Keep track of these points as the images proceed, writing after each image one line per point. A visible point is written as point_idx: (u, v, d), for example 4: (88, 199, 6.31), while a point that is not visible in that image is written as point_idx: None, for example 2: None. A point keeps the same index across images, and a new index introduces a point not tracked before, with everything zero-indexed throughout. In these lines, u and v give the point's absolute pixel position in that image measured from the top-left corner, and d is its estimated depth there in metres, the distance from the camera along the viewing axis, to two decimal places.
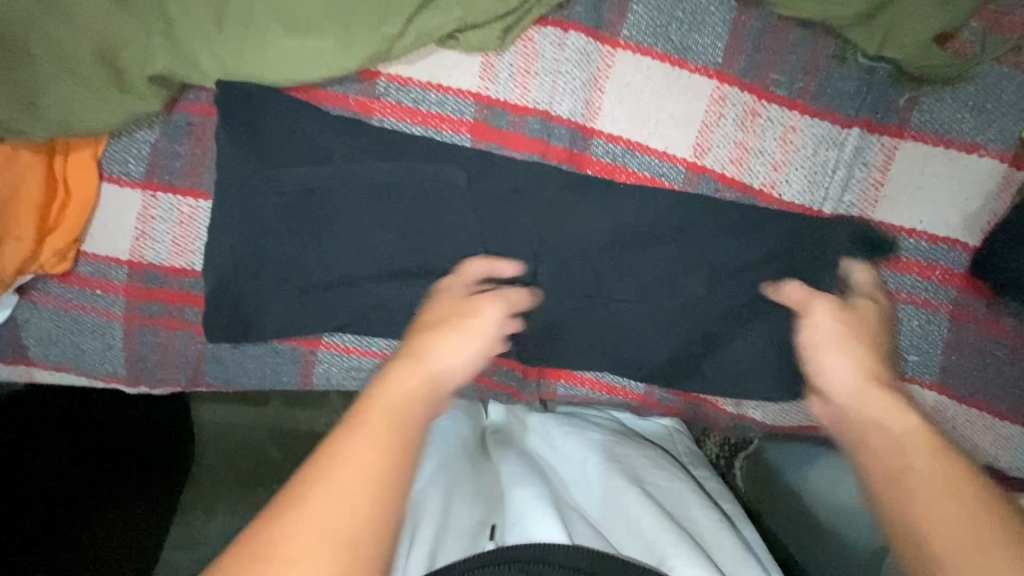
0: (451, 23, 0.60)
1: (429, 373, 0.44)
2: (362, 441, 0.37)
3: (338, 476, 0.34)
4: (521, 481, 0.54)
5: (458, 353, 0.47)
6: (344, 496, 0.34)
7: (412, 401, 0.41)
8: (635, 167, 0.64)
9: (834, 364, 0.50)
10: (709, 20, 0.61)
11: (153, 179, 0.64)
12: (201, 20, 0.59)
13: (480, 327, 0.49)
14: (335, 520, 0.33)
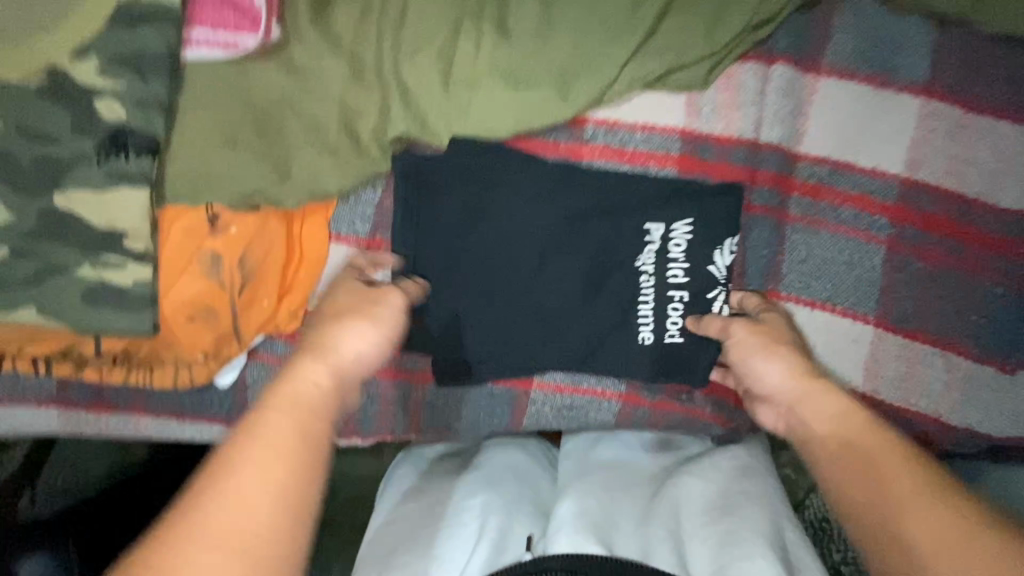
0: (667, 64, 0.64)
1: (338, 359, 0.50)
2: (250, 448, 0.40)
3: (265, 498, 0.38)
4: (563, 498, 0.56)
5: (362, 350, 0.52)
6: (226, 514, 0.36)
7: (320, 412, 0.45)
8: (844, 187, 0.66)
9: (765, 368, 0.57)
10: (910, 42, 0.64)
11: (376, 236, 0.67)
12: (432, 84, 0.63)
13: (387, 316, 0.55)
14: (230, 527, 0.36)
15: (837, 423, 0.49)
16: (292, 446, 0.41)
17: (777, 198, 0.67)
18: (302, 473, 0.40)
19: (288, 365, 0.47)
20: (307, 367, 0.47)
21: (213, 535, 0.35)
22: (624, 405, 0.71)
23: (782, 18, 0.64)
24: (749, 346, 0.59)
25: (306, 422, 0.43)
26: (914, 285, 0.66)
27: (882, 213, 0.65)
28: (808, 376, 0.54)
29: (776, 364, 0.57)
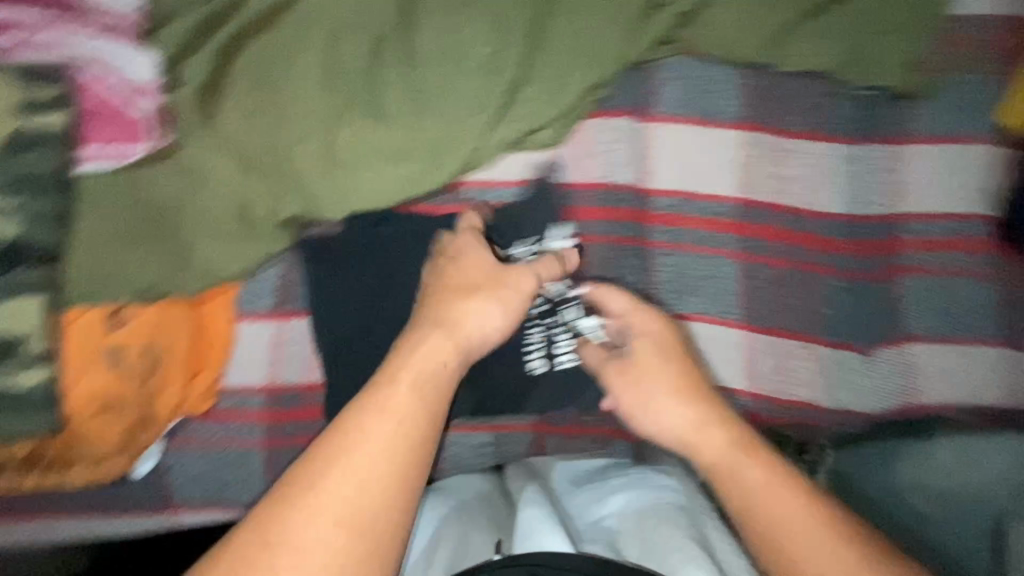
0: (522, 128, 0.73)
1: (507, 300, 0.66)
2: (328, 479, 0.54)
3: (371, 470, 0.55)
4: (531, 504, 0.63)
5: (493, 329, 0.65)
6: (340, 481, 0.54)
7: (433, 380, 0.61)
8: (694, 213, 0.75)
9: (669, 408, 0.65)
10: (724, 86, 0.74)
11: (281, 309, 0.72)
12: (316, 167, 0.70)
13: (512, 299, 0.66)
14: (339, 499, 0.53)
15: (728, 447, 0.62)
16: (387, 454, 0.56)
17: (639, 229, 0.76)
18: (404, 451, 0.56)
19: (410, 347, 0.62)
20: (427, 345, 0.62)
21: (333, 493, 0.53)
22: (537, 434, 0.76)
23: (614, 80, 0.75)
24: (641, 393, 0.67)
25: (423, 398, 0.59)
26: (768, 289, 0.75)
27: (730, 229, 0.75)
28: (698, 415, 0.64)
29: (681, 410, 0.65)
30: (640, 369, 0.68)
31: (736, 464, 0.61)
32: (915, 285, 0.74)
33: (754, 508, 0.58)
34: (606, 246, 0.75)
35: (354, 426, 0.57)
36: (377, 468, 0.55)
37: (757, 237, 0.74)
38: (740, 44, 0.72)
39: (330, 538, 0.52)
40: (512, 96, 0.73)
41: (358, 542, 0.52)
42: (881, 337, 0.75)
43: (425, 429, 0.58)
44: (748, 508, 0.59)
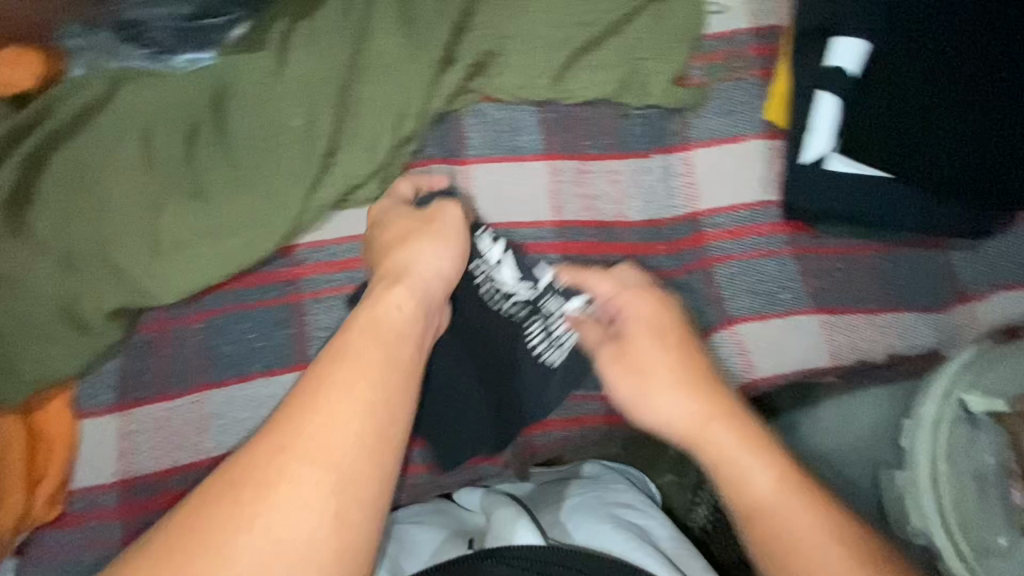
0: (342, 188, 0.78)
1: (434, 249, 0.69)
2: (334, 399, 0.55)
3: (352, 413, 0.54)
4: (501, 504, 0.73)
5: (428, 277, 0.67)
6: (330, 428, 0.53)
7: (413, 319, 0.64)
8: (519, 240, 0.81)
9: (655, 384, 0.68)
10: (524, 125, 0.82)
11: (123, 400, 0.72)
12: (140, 254, 0.73)
13: (448, 233, 0.70)
14: (334, 446, 0.53)
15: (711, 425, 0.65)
16: (384, 368, 0.58)
17: None
18: (395, 389, 0.58)
19: (377, 295, 0.64)
20: (394, 297, 0.64)
21: (338, 436, 0.53)
22: (407, 472, 0.81)
23: (424, 133, 0.81)
24: (642, 376, 0.69)
25: (385, 347, 0.59)
26: None
27: (553, 250, 0.81)
28: (689, 387, 0.67)
29: (673, 400, 0.66)
30: (640, 366, 0.69)
31: (717, 436, 0.64)
32: (728, 272, 0.81)
33: (738, 483, 0.63)
34: None
35: (314, 382, 0.56)
36: (357, 411, 0.55)
37: (577, 253, 0.80)
38: (526, 87, 0.80)
39: (312, 480, 0.51)
40: (327, 161, 0.79)
41: (355, 481, 0.52)
42: (712, 324, 0.81)
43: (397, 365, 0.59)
44: (765, 518, 0.61)
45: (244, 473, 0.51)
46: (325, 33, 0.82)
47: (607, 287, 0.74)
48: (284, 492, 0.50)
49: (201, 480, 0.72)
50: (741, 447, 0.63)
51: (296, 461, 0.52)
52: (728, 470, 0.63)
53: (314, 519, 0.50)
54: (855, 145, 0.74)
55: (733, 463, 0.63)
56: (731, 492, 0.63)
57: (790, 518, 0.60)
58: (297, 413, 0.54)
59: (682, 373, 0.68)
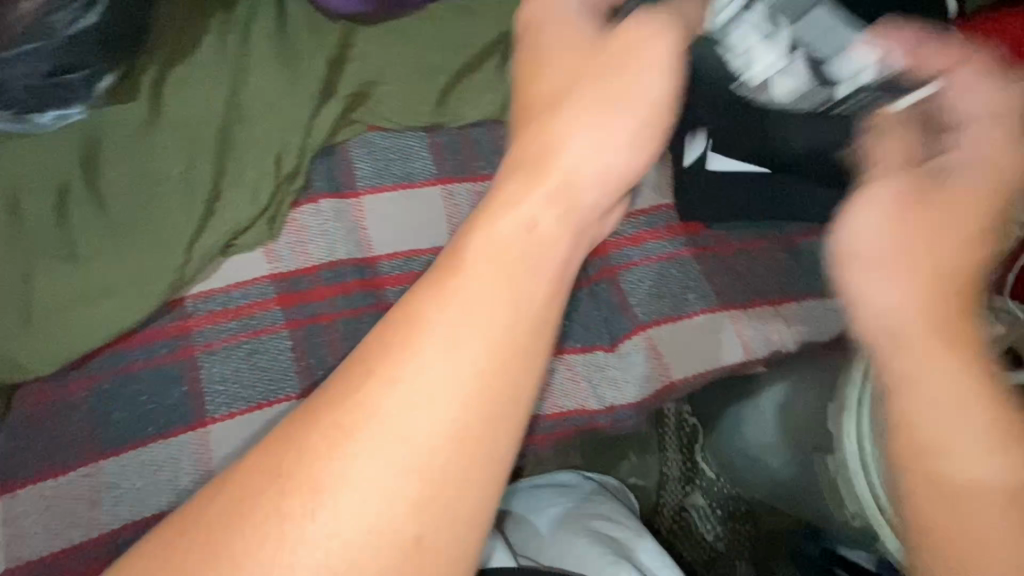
0: (227, 234, 0.75)
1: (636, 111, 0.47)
2: (428, 344, 0.36)
3: (469, 370, 0.36)
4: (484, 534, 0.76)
5: (606, 157, 0.46)
6: (430, 383, 0.36)
7: (532, 230, 0.41)
8: (419, 267, 0.79)
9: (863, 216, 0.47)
10: (414, 150, 0.81)
11: (7, 481, 0.69)
12: (12, 326, 0.70)
13: (635, 96, 0.48)
14: (412, 418, 0.35)
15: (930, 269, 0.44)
16: (483, 308, 0.38)
17: (374, 294, 0.78)
18: (495, 360, 0.37)
19: (487, 201, 0.43)
20: (513, 192, 0.43)
21: (415, 395, 0.35)
22: None
23: (310, 168, 0.80)
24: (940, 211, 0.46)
25: (506, 278, 0.39)
26: None
27: None
28: (932, 279, 0.43)
29: (912, 253, 0.44)
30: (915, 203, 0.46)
31: (946, 303, 0.43)
32: (632, 278, 0.81)
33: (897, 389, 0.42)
34: (343, 319, 0.77)
35: (450, 270, 0.39)
36: (450, 380, 0.36)
37: None
38: (407, 113, 0.80)
39: (386, 483, 0.34)
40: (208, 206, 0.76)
41: (420, 505, 0.34)
42: (622, 331, 0.81)
43: (523, 298, 0.39)
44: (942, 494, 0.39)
45: (279, 457, 0.36)
46: (202, 76, 0.81)
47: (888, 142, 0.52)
48: (318, 509, 0.34)
49: (98, 560, 0.68)
50: (945, 372, 0.41)
51: (379, 422, 0.35)
52: (925, 377, 0.41)
53: (360, 526, 0.33)
54: (736, 144, 0.74)
55: (914, 377, 0.41)
56: (892, 391, 0.42)
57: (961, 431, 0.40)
58: (367, 363, 0.37)
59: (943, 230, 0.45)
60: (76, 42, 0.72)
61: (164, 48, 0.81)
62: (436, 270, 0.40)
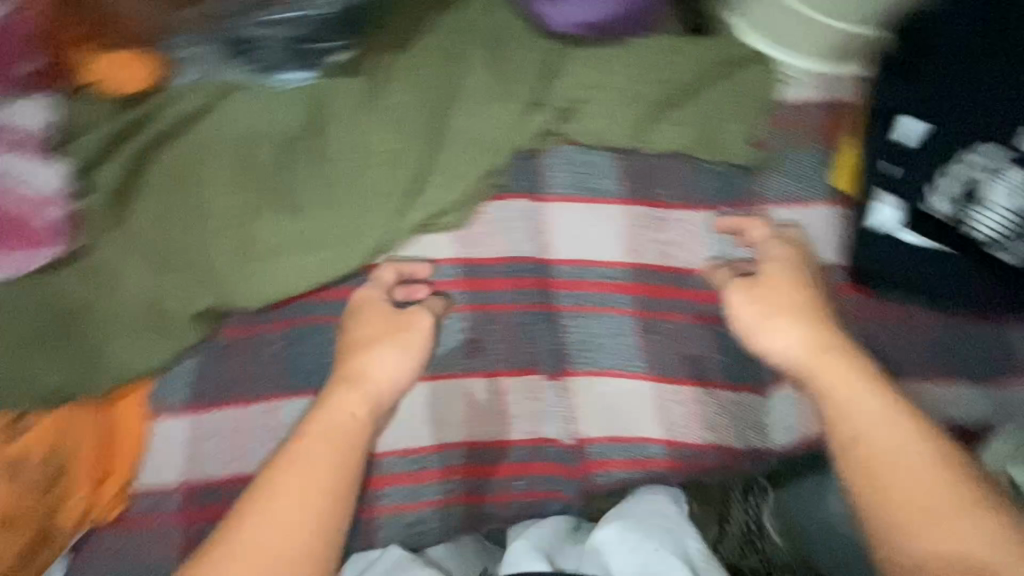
0: (430, 213, 0.81)
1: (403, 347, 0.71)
2: (280, 476, 0.60)
3: (320, 483, 0.60)
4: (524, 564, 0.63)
5: (400, 370, 0.70)
6: (258, 525, 0.57)
7: (362, 401, 0.67)
8: (593, 278, 0.83)
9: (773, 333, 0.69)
10: (606, 168, 0.85)
11: (198, 401, 0.72)
12: (231, 258, 0.75)
13: (411, 341, 0.71)
14: (260, 544, 0.56)
15: (831, 367, 0.65)
16: (316, 470, 0.60)
17: (549, 295, 0.82)
18: (334, 466, 0.61)
19: (325, 403, 0.66)
20: (339, 398, 0.66)
21: (286, 492, 0.59)
22: (465, 505, 0.78)
23: (510, 167, 0.84)
24: (765, 305, 0.71)
25: (338, 450, 0.62)
26: (669, 341, 0.81)
27: (622, 291, 0.83)
28: (821, 355, 0.66)
29: (839, 355, 0.65)
30: (770, 303, 0.71)
31: (850, 400, 0.62)
32: None
33: (870, 446, 0.59)
34: (518, 314, 0.81)
35: (289, 454, 0.61)
36: (336, 462, 0.61)
37: (647, 295, 0.83)
38: (612, 135, 0.85)
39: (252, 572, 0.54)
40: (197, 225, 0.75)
41: (293, 554, 0.56)
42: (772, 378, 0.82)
43: (345, 444, 0.63)
44: (900, 514, 0.56)
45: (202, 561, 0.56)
46: (422, 64, 0.85)
47: (760, 233, 0.79)
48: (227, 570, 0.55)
49: None
50: (886, 415, 0.61)
51: (238, 536, 0.56)
52: (874, 436, 0.60)
53: (270, 563, 0.55)
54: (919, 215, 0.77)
55: (848, 412, 0.62)
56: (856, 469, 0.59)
57: (897, 470, 0.57)
58: (268, 475, 0.60)
59: (796, 305, 0.70)
60: (324, 21, 0.81)
61: (395, 32, 0.87)
62: (301, 429, 0.64)
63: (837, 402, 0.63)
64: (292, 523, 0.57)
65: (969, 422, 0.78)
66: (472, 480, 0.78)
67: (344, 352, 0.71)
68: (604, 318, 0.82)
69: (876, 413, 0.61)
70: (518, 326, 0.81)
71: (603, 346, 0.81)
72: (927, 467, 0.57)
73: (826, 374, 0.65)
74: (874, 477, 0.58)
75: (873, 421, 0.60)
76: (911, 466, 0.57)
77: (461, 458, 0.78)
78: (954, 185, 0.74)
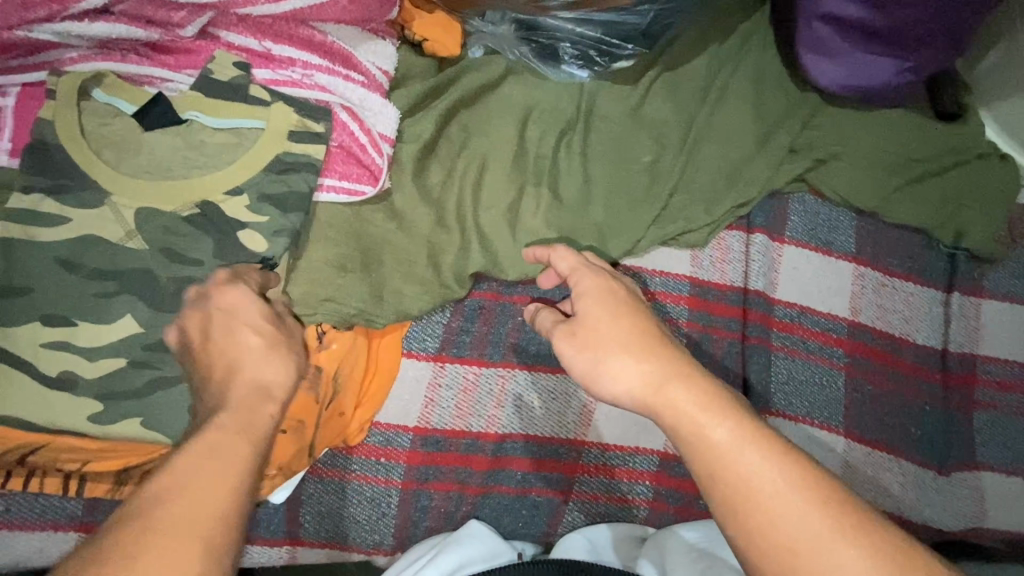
0: (676, 229, 0.85)
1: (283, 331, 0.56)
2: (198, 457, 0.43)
3: (208, 497, 0.41)
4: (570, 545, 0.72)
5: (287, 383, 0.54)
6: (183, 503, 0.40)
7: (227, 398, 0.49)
8: (808, 324, 0.86)
9: (620, 364, 0.54)
10: (841, 225, 0.88)
11: (441, 352, 0.76)
12: (501, 227, 0.78)
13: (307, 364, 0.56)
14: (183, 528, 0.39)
15: (676, 415, 0.50)
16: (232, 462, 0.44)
17: (765, 330, 0.85)
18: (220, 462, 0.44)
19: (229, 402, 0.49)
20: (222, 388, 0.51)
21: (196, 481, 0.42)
22: (650, 510, 0.79)
23: (755, 202, 0.88)
24: (598, 349, 0.56)
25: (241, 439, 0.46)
26: (868, 401, 0.85)
27: (838, 345, 0.85)
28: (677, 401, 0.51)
29: (684, 394, 0.51)
30: (587, 337, 0.57)
31: (708, 415, 0.49)
32: (983, 418, 0.85)
33: (753, 487, 0.46)
34: (729, 341, 0.85)
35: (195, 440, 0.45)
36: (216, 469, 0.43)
37: (856, 353, 0.85)
38: (860, 195, 0.88)
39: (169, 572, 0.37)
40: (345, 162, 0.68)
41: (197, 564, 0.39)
42: (959, 462, 0.85)
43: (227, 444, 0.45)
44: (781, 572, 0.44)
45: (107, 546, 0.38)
46: (683, 88, 0.91)
47: (567, 264, 0.64)
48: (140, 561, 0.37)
49: (485, 453, 0.75)
50: (784, 479, 0.46)
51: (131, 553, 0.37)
52: (741, 471, 0.46)
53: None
54: None
55: (698, 440, 0.49)
56: (718, 481, 0.47)
57: (793, 515, 0.44)
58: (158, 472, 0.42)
59: (622, 338, 0.55)
60: (609, 26, 0.82)
61: (668, 53, 0.92)
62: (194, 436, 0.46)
63: (685, 411, 0.50)
64: (186, 525, 0.39)
65: None
66: (662, 487, 0.79)
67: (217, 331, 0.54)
68: (810, 364, 0.85)
69: (738, 450, 0.47)
70: (734, 352, 0.84)
71: (806, 390, 0.84)
72: (817, 519, 0.44)
73: (688, 432, 0.50)
74: (750, 513, 0.45)
75: (719, 454, 0.47)
76: (814, 529, 0.44)
77: (654, 464, 0.79)
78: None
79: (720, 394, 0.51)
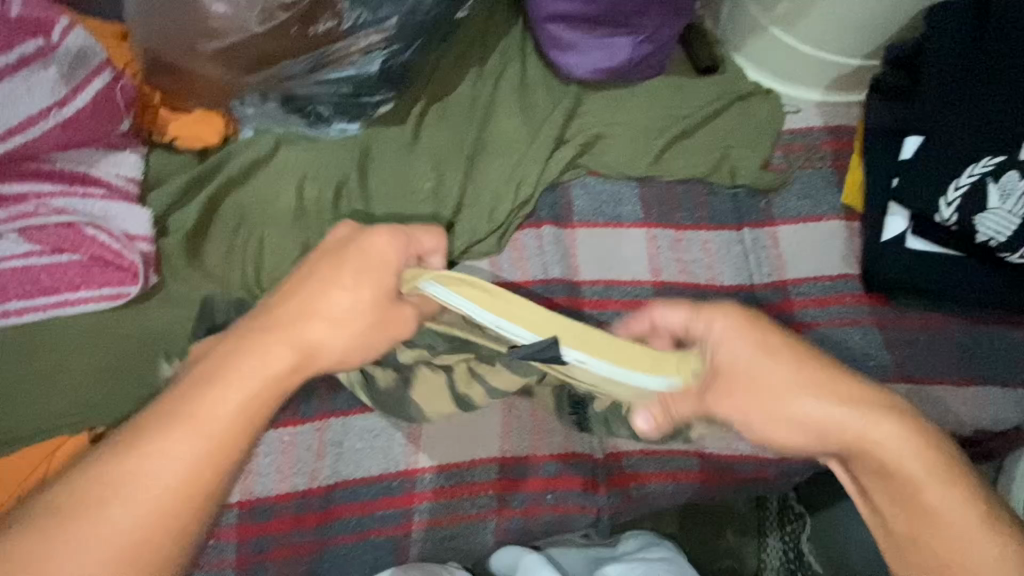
0: (466, 242, 0.89)
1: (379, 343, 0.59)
2: (164, 440, 0.47)
3: (183, 482, 0.46)
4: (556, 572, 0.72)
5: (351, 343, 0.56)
6: (146, 482, 0.46)
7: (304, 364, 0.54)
8: (616, 297, 0.88)
9: (815, 403, 0.56)
10: (625, 196, 0.93)
11: None
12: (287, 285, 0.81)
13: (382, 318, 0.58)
14: (117, 516, 0.45)
15: (878, 478, 0.56)
16: (211, 445, 0.48)
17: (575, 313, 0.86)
18: (206, 461, 0.47)
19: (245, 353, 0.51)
20: (276, 348, 0.52)
21: (161, 466, 0.46)
22: (498, 520, 0.80)
23: (537, 198, 0.93)
24: (769, 395, 0.57)
25: (231, 425, 0.49)
26: None
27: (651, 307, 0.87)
28: (886, 465, 0.55)
29: (886, 430, 0.55)
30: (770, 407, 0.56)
31: (913, 483, 0.54)
32: (812, 341, 0.86)
33: (915, 514, 0.54)
34: None
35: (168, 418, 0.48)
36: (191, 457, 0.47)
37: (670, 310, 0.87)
38: (630, 166, 0.92)
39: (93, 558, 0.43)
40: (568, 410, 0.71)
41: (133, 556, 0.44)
42: None
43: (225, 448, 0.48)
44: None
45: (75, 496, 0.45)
46: (453, 113, 0.96)
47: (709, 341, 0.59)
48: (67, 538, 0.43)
49: (314, 509, 0.77)
50: (953, 519, 0.53)
51: (87, 506, 0.44)
52: (949, 544, 0.53)
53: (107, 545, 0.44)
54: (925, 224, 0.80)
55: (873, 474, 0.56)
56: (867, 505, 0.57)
57: (946, 541, 0.53)
58: (144, 435, 0.47)
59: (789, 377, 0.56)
60: (366, 80, 0.86)
61: (433, 84, 0.97)
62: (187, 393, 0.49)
63: (896, 475, 0.54)
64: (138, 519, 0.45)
65: (981, 424, 0.82)
66: (507, 493, 0.80)
67: (301, 294, 0.55)
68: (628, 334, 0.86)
69: (921, 497, 0.54)
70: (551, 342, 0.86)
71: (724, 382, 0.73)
72: (978, 546, 0.52)
73: (906, 498, 0.54)
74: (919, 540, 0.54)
75: (919, 489, 0.54)
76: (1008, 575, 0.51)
77: (494, 473, 0.81)
78: (953, 193, 0.75)
79: (898, 429, 0.55)
